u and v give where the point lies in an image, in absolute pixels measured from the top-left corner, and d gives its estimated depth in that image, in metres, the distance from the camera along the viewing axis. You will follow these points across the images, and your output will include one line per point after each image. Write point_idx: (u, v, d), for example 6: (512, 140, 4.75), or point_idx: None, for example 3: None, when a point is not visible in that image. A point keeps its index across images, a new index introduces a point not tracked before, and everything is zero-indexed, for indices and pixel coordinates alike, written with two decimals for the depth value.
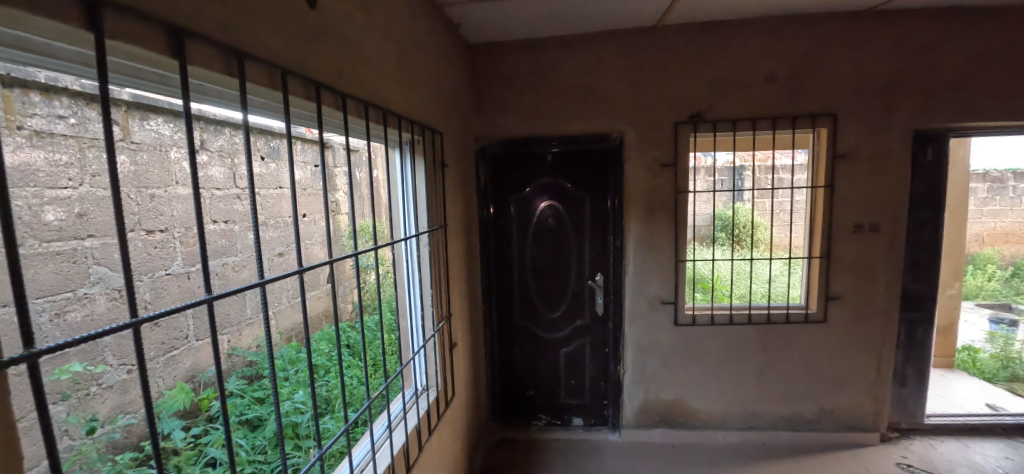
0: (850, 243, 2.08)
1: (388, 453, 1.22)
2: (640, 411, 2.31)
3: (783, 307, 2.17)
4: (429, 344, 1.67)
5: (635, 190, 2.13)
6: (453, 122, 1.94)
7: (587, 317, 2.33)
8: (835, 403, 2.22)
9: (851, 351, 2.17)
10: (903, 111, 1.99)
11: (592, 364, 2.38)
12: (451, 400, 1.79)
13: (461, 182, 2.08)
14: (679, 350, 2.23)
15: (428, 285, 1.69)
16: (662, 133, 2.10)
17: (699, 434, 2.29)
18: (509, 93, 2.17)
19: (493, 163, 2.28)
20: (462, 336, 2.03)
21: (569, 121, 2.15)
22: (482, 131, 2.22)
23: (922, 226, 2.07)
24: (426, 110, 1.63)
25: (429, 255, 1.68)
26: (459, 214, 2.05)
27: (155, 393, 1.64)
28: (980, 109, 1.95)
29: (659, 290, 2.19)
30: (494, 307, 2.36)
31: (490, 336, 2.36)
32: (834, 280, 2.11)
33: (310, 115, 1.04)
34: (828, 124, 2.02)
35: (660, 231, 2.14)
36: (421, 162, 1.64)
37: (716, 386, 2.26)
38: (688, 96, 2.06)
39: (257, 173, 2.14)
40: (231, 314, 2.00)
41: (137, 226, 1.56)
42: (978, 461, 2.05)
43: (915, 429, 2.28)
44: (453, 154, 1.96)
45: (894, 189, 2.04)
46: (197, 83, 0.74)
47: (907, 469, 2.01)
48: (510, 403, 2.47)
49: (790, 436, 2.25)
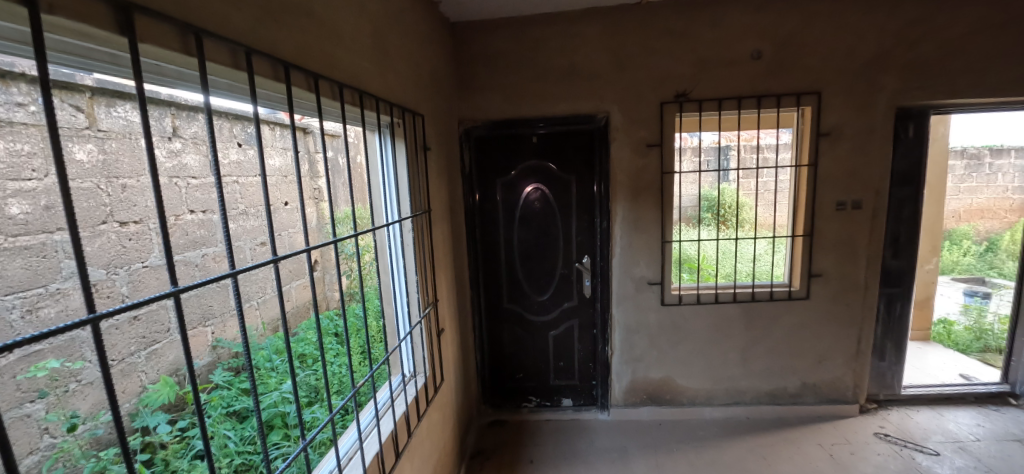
0: (833, 221, 2.10)
1: (376, 441, 1.21)
2: (628, 390, 2.35)
3: (767, 285, 2.21)
4: (416, 330, 1.64)
5: (621, 171, 2.12)
6: (435, 104, 1.90)
7: (575, 300, 2.34)
8: (818, 377, 2.28)
9: (833, 327, 2.21)
10: (887, 89, 1.99)
11: (581, 346, 2.39)
12: (439, 386, 1.78)
13: (444, 166, 2.04)
14: (665, 330, 2.26)
15: (413, 271, 1.66)
16: (648, 114, 2.07)
17: (686, 410, 2.34)
18: (492, 75, 2.12)
19: (477, 146, 2.24)
20: (450, 320, 2.02)
21: (555, 102, 2.11)
22: (465, 114, 2.17)
23: (902, 202, 2.12)
24: (406, 92, 1.58)
25: (414, 241, 1.65)
26: (443, 199, 2.02)
27: (137, 387, 1.60)
28: (961, 86, 1.96)
29: (645, 272, 2.20)
30: (482, 292, 2.36)
31: (479, 319, 2.38)
32: (817, 257, 2.14)
33: (281, 97, 0.99)
34: (813, 102, 2.02)
35: (647, 212, 2.14)
36: (402, 146, 1.60)
37: (702, 364, 2.30)
38: (674, 75, 2.04)
39: (234, 160, 2.07)
40: (214, 304, 1.96)
41: (110, 218, 1.49)
42: (952, 429, 2.12)
43: (892, 400, 2.36)
44: (435, 137, 1.91)
45: (876, 166, 2.05)
46: (153, 63, 0.69)
47: (885, 438, 2.08)
48: (500, 387, 2.49)
49: (773, 410, 2.32)
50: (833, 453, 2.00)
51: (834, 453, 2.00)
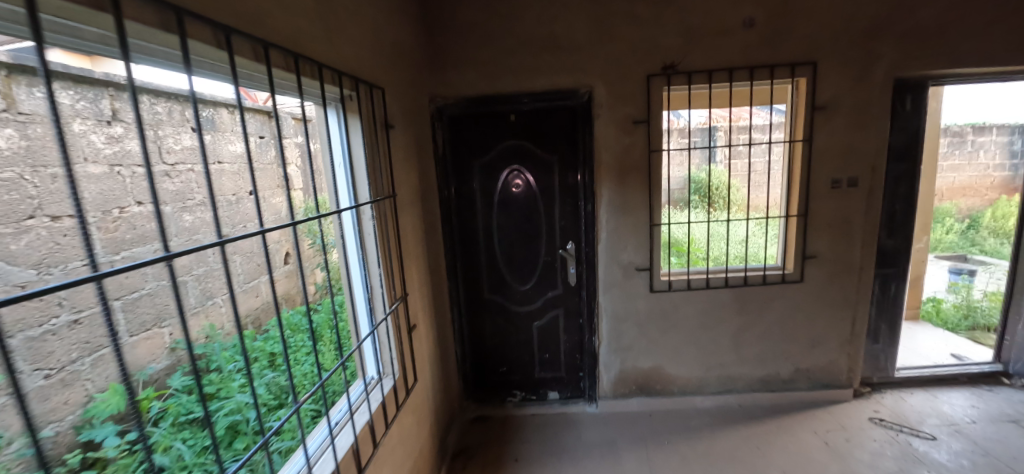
0: (829, 200, 1.97)
1: (331, 460, 1.04)
2: (617, 381, 2.23)
3: (760, 269, 2.08)
4: (382, 327, 1.47)
5: (605, 149, 1.97)
6: (400, 78, 1.71)
7: (560, 288, 2.20)
8: (811, 362, 2.16)
9: (827, 310, 2.09)
10: (886, 59, 1.86)
11: (566, 336, 2.27)
12: (412, 387, 1.63)
13: (414, 147, 1.86)
14: (655, 317, 2.14)
15: (375, 263, 1.46)
16: (633, 87, 1.91)
17: (676, 400, 2.23)
18: (465, 46, 1.93)
19: (451, 125, 2.07)
20: (423, 316, 1.86)
21: (533, 76, 1.94)
22: (437, 90, 1.98)
23: (898, 180, 2.02)
24: (363, 62, 1.38)
25: (375, 229, 1.44)
26: (413, 183, 1.84)
27: (82, 398, 1.36)
28: (961, 55, 1.85)
29: (633, 257, 2.07)
30: (460, 282, 2.21)
31: (458, 312, 2.24)
32: (812, 239, 2.01)
33: (222, 65, 0.83)
34: (808, 74, 1.87)
35: (634, 193, 2.00)
36: (357, 120, 1.37)
37: (693, 353, 2.18)
38: (661, 45, 1.87)
39: (188, 145, 1.87)
40: (171, 304, 1.77)
41: (37, 211, 1.22)
42: (947, 411, 2.02)
43: (886, 383, 2.26)
44: (401, 114, 1.71)
45: (872, 140, 1.92)
46: (65, 23, 0.55)
47: (881, 424, 1.97)
48: (482, 381, 2.36)
49: (766, 398, 2.20)
50: (828, 441, 1.90)
51: (830, 441, 1.89)
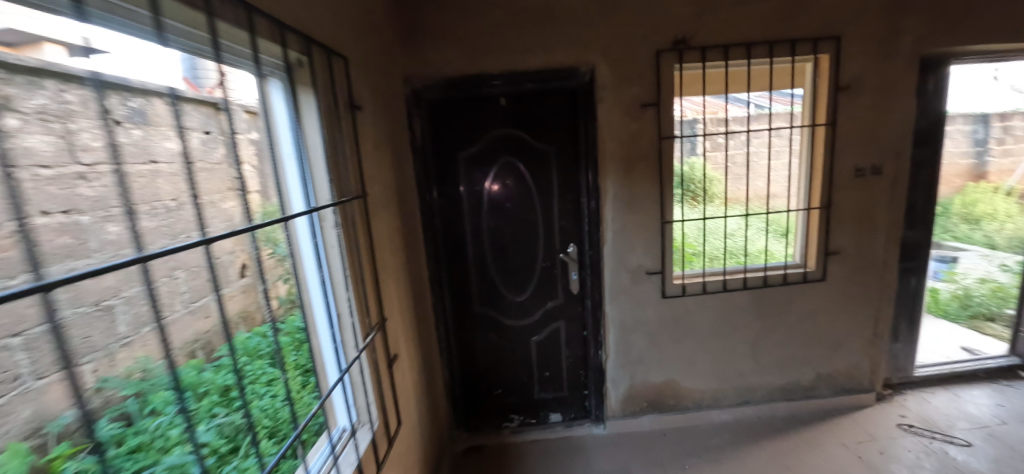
0: (852, 190, 1.80)
1: None
2: (627, 398, 2.00)
3: (780, 268, 1.89)
4: (356, 365, 1.16)
5: (611, 137, 1.71)
6: (369, 52, 1.39)
7: (560, 298, 1.95)
8: (832, 366, 2.00)
9: (849, 310, 1.93)
10: (912, 33, 1.69)
11: (568, 351, 2.02)
12: (395, 432, 1.32)
13: (389, 137, 1.55)
14: (667, 325, 1.92)
15: (341, 283, 1.13)
16: (641, 66, 1.67)
17: (691, 415, 2.02)
18: (444, 18, 1.63)
19: (430, 112, 1.76)
20: (404, 340, 1.54)
21: (526, 53, 1.66)
22: (412, 70, 1.67)
23: (920, 167, 1.87)
24: (319, 22, 1.06)
25: (340, 240, 1.11)
26: (389, 181, 1.53)
27: None
28: (988, 29, 1.70)
29: (643, 259, 1.84)
30: (446, 296, 1.91)
31: (445, 329, 1.94)
32: (834, 233, 1.84)
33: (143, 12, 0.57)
34: (831, 50, 1.68)
35: (642, 187, 1.76)
36: (310, 97, 1.02)
37: (708, 362, 1.98)
38: (671, 16, 1.64)
39: None
40: None
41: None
42: (974, 412, 1.90)
43: (906, 383, 2.13)
44: (370, 96, 1.39)
45: (898, 123, 1.75)
46: None
47: (911, 430, 1.82)
48: (474, 405, 2.08)
49: (786, 407, 2.03)
50: (862, 454, 1.73)
51: (863, 455, 1.72)
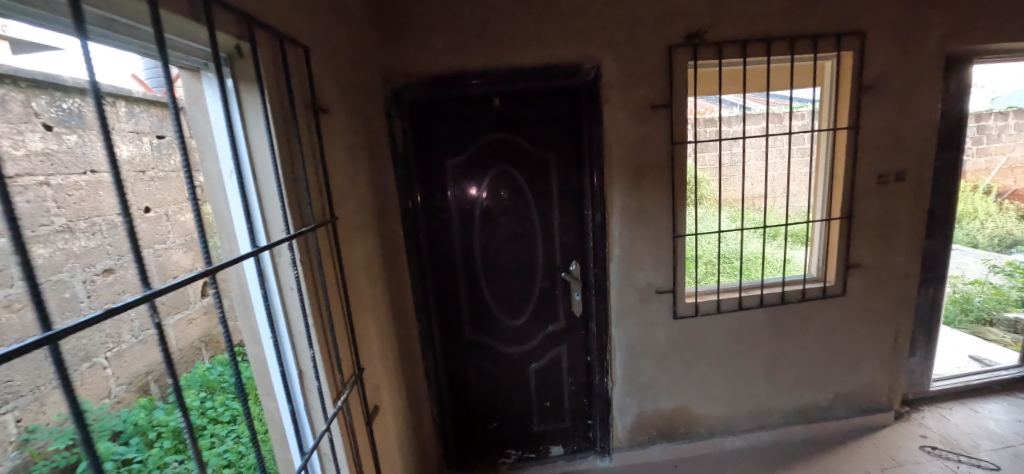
0: (873, 199, 1.68)
1: None
2: (634, 427, 1.83)
3: (798, 283, 1.76)
4: (326, 430, 0.94)
5: (618, 143, 1.54)
6: (338, 44, 1.17)
7: (562, 320, 1.76)
8: (850, 385, 1.88)
9: (868, 326, 1.82)
10: (937, 29, 1.57)
11: (570, 378, 1.84)
12: None
13: (365, 145, 1.33)
14: (679, 347, 1.75)
15: (302, 329, 0.91)
16: (650, 63, 1.49)
17: (703, 443, 1.87)
18: (428, 6, 1.42)
19: (413, 114, 1.54)
20: (386, 380, 1.34)
21: (522, 47, 1.46)
22: (392, 66, 1.46)
23: (940, 172, 1.76)
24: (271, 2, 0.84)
25: (302, 277, 0.89)
26: (365, 197, 1.31)
27: None
28: (1014, 25, 1.59)
29: (653, 276, 1.67)
30: (434, 322, 1.70)
31: (433, 359, 1.73)
32: (854, 245, 1.71)
33: None
34: (854, 47, 1.55)
35: (652, 198, 1.59)
36: (255, 99, 0.80)
37: (722, 385, 1.82)
38: (684, 7, 1.47)
39: None
40: None
41: None
42: (995, 430, 1.81)
43: (921, 399, 2.04)
44: (341, 97, 1.17)
45: (921, 127, 1.63)
46: None
47: (935, 454, 1.71)
48: (467, 440, 1.88)
49: (802, 430, 1.90)
50: None
51: None
